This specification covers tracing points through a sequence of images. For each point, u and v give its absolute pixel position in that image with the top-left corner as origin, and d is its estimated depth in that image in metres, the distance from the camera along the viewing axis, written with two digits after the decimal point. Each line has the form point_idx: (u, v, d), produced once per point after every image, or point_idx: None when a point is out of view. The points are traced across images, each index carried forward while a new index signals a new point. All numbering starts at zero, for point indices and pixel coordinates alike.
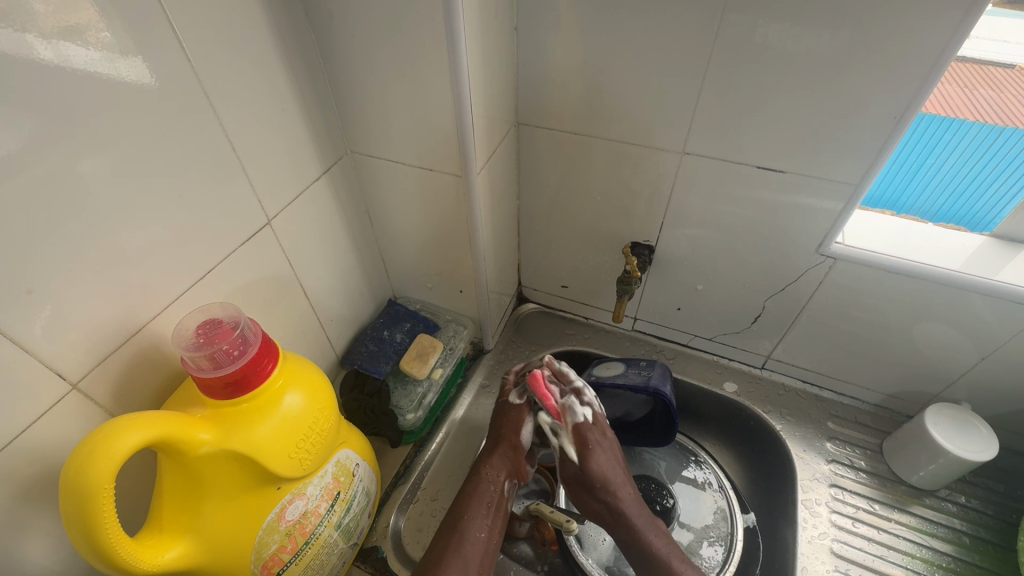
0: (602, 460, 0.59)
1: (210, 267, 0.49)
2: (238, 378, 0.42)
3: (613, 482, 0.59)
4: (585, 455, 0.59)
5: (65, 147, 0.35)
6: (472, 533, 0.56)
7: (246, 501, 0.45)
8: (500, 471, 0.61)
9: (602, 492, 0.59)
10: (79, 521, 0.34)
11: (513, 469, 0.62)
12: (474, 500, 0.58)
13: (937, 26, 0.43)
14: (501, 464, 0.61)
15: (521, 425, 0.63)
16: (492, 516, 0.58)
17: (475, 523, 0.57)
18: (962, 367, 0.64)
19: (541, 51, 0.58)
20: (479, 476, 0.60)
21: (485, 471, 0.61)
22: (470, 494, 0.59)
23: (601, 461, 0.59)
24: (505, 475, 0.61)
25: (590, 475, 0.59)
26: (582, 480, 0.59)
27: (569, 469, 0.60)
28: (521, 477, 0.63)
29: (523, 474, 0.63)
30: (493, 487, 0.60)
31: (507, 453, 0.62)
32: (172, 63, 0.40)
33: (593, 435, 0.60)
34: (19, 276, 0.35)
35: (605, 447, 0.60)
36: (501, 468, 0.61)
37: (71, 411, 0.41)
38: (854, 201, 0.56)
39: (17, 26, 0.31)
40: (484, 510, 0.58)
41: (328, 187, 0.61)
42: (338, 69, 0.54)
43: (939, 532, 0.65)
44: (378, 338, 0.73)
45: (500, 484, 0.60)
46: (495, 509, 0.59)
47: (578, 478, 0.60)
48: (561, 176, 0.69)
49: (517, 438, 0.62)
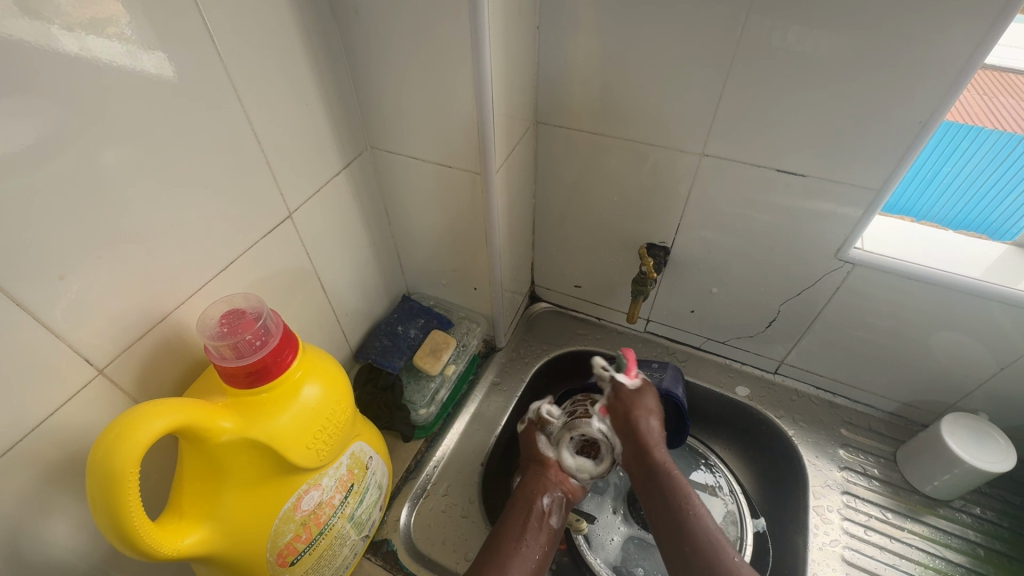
0: (649, 396, 0.66)
1: (230, 259, 0.49)
2: (259, 368, 0.43)
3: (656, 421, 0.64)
4: (644, 390, 0.66)
5: (92, 137, 0.36)
6: (515, 546, 0.57)
7: (264, 489, 0.46)
8: (536, 483, 0.63)
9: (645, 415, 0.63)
10: (105, 505, 0.35)
11: (552, 484, 0.63)
12: (512, 519, 0.59)
13: (964, 31, 0.43)
14: (540, 479, 0.63)
15: (537, 441, 0.66)
16: (534, 534, 0.58)
17: (514, 531, 0.58)
18: (980, 376, 0.63)
19: (562, 51, 0.58)
20: (516, 497, 0.62)
21: (520, 493, 0.62)
22: (509, 513, 0.60)
23: (653, 399, 0.65)
24: (542, 486, 0.62)
25: (639, 399, 0.65)
26: (632, 399, 0.65)
27: (624, 392, 0.65)
28: (567, 492, 0.63)
29: (570, 489, 0.64)
30: (531, 501, 0.61)
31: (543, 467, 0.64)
32: (198, 55, 0.41)
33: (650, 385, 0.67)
34: (49, 262, 0.36)
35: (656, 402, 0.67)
36: (538, 479, 0.63)
37: (97, 397, 0.41)
38: (875, 207, 0.55)
39: (44, 19, 0.32)
40: (523, 530, 0.58)
41: (347, 182, 0.62)
42: (361, 66, 0.55)
43: (953, 543, 0.65)
44: (392, 333, 0.74)
45: (539, 498, 0.61)
46: (539, 524, 0.59)
47: (629, 399, 0.65)
48: (577, 176, 0.69)
49: (542, 455, 0.65)
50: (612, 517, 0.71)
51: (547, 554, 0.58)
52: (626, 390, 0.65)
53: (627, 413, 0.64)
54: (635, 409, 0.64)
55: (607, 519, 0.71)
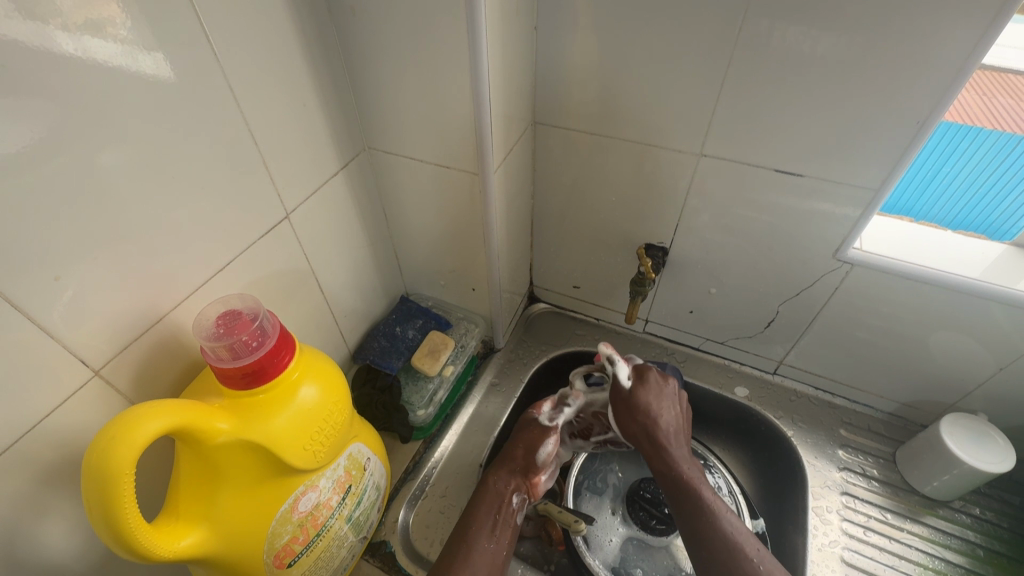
0: (652, 394, 0.62)
1: (228, 261, 0.49)
2: (256, 369, 0.43)
3: (665, 418, 0.61)
4: (641, 386, 0.62)
5: (89, 139, 0.36)
6: (480, 543, 0.56)
7: (260, 491, 0.46)
8: (506, 477, 0.62)
9: (658, 413, 0.61)
10: (101, 507, 0.35)
11: (523, 485, 0.62)
12: (482, 514, 0.58)
13: (962, 31, 0.43)
14: (510, 476, 0.62)
15: (540, 443, 0.64)
16: (499, 532, 0.58)
17: (480, 525, 0.57)
18: (979, 376, 0.63)
19: (560, 52, 0.58)
20: (486, 488, 0.61)
21: (491, 484, 0.61)
22: (477, 507, 0.59)
23: (654, 397, 0.62)
24: (512, 483, 0.61)
25: (643, 400, 0.62)
26: (633, 402, 0.62)
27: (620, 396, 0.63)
28: (531, 495, 0.63)
29: (534, 492, 0.63)
30: (500, 498, 0.60)
31: (514, 463, 0.63)
32: (196, 55, 0.40)
33: (654, 376, 0.63)
34: (45, 263, 0.36)
35: (664, 391, 0.63)
36: (510, 472, 0.62)
37: (93, 399, 0.41)
38: (873, 208, 0.55)
39: (43, 20, 0.32)
40: (490, 528, 0.57)
41: (345, 182, 0.62)
42: (359, 67, 0.55)
43: (952, 544, 0.65)
44: (390, 334, 0.74)
45: (509, 496, 0.60)
46: (504, 523, 0.58)
47: (628, 402, 0.62)
48: (575, 176, 0.69)
49: (528, 458, 0.63)
50: (610, 518, 0.71)
51: (507, 555, 0.58)
52: (623, 393, 0.62)
53: (632, 413, 0.62)
54: (638, 412, 0.61)
55: (606, 520, 0.71)
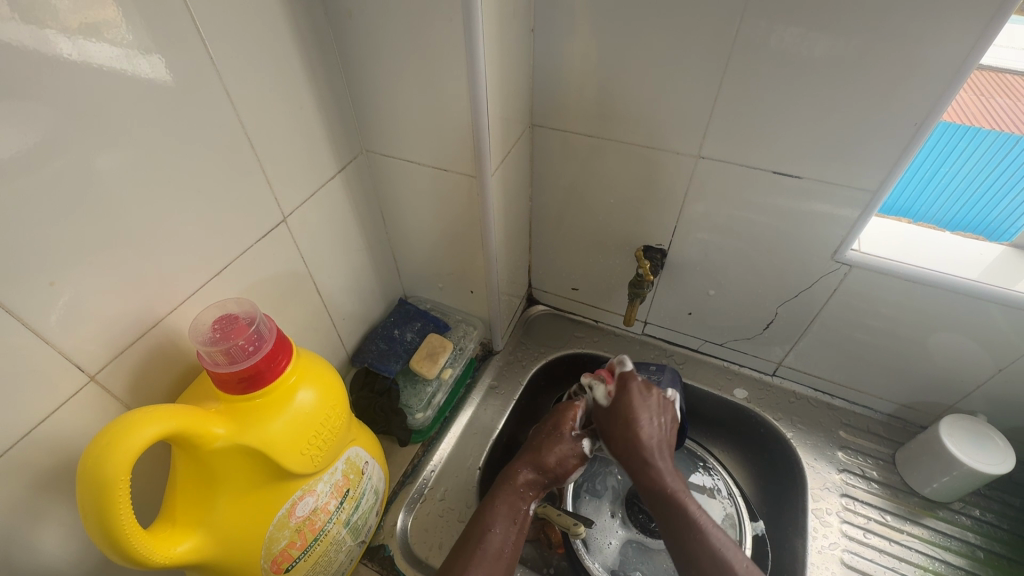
0: (636, 405, 0.61)
1: (224, 264, 0.49)
2: (252, 373, 0.43)
3: (649, 431, 0.60)
4: (622, 397, 0.62)
5: (85, 143, 0.36)
6: (496, 544, 0.55)
7: (257, 496, 0.45)
8: (530, 486, 0.61)
9: (642, 424, 0.60)
10: (95, 513, 0.34)
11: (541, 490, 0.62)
12: (502, 511, 0.58)
13: (961, 32, 0.42)
14: (534, 482, 0.62)
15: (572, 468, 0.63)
16: (514, 530, 0.58)
17: (498, 526, 0.57)
18: (979, 378, 0.63)
19: (558, 54, 0.58)
20: (511, 487, 0.60)
21: (517, 484, 0.60)
22: (499, 502, 0.59)
23: (637, 411, 0.61)
24: (533, 493, 0.61)
25: (625, 415, 0.61)
26: (615, 417, 0.62)
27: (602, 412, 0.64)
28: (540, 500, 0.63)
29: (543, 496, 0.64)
30: (522, 503, 0.60)
31: (545, 474, 0.62)
32: (192, 58, 0.40)
33: (636, 385, 0.63)
34: (41, 268, 0.35)
35: (649, 402, 0.62)
36: (536, 483, 0.61)
37: (88, 404, 0.41)
38: (871, 209, 0.55)
39: (41, 23, 0.32)
40: (510, 524, 0.57)
41: (343, 185, 0.61)
42: (355, 69, 0.55)
43: (953, 545, 0.65)
44: (388, 337, 0.74)
45: (528, 501, 0.60)
46: (519, 524, 0.58)
47: (608, 419, 0.63)
48: (573, 179, 0.69)
49: (561, 471, 0.63)
50: (609, 521, 0.71)
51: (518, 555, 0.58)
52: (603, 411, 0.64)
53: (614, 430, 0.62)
54: (620, 427, 0.61)
55: (605, 522, 0.71)
